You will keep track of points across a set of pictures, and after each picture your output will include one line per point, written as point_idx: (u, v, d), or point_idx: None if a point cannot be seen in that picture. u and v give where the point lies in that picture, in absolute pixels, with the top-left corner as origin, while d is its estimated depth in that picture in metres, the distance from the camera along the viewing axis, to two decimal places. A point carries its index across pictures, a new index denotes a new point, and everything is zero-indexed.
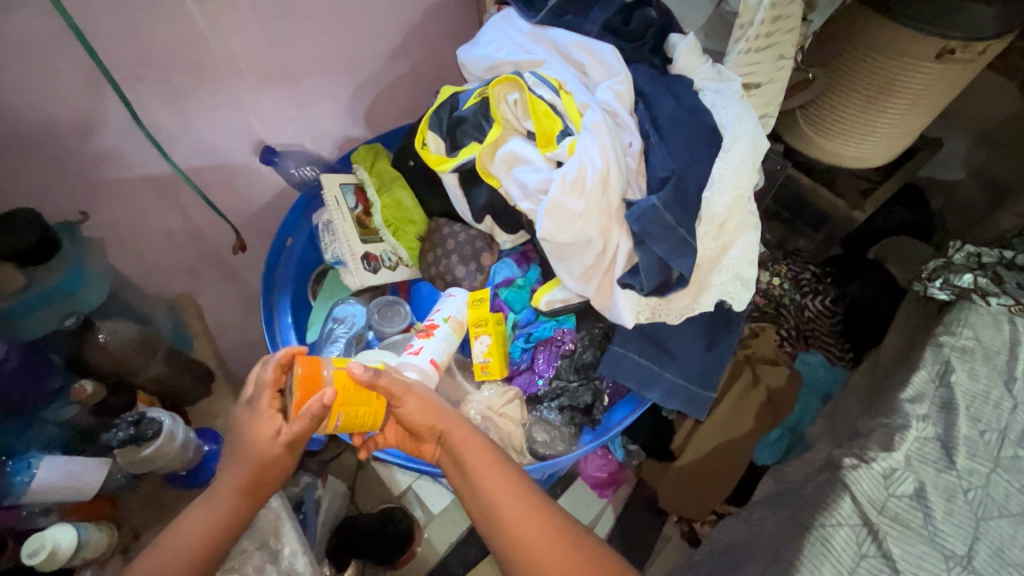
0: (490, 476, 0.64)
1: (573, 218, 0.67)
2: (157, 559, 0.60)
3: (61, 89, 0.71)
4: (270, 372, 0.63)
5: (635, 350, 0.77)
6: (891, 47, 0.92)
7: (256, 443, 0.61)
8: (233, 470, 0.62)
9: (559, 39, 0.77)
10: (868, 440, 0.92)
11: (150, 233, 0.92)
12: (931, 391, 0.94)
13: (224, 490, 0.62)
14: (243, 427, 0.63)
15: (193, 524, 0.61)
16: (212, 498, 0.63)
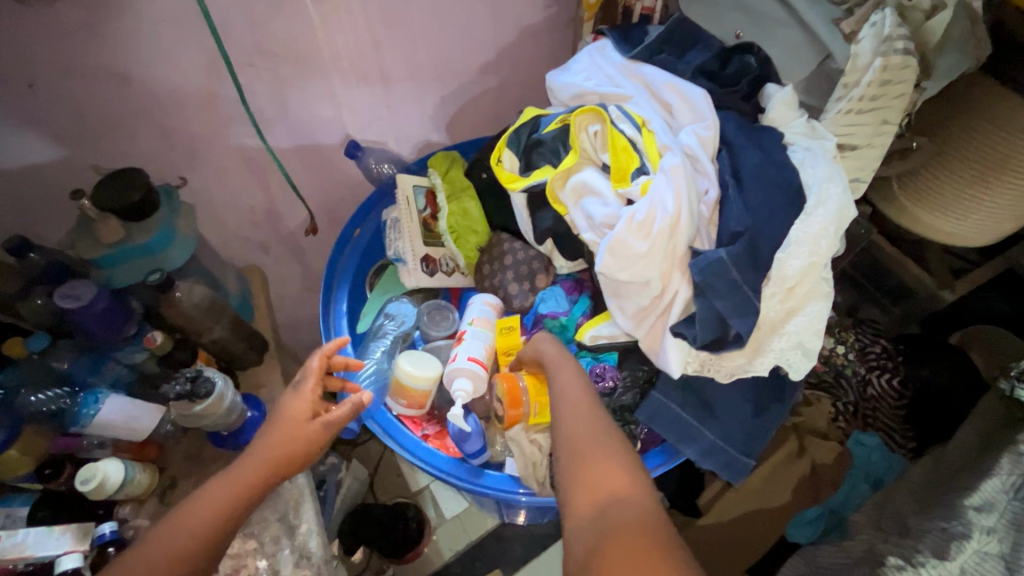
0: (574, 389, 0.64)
1: (635, 258, 0.66)
2: (186, 516, 0.62)
3: (185, 67, 0.78)
4: (318, 360, 0.75)
5: (676, 401, 0.74)
6: (1010, 123, 0.81)
7: (296, 419, 0.70)
8: (268, 443, 0.68)
9: (651, 76, 0.76)
10: (919, 541, 0.78)
11: (235, 205, 0.98)
12: (1004, 502, 0.77)
13: (253, 464, 0.67)
14: (285, 406, 0.72)
15: (217, 490, 0.64)
16: (237, 473, 0.66)
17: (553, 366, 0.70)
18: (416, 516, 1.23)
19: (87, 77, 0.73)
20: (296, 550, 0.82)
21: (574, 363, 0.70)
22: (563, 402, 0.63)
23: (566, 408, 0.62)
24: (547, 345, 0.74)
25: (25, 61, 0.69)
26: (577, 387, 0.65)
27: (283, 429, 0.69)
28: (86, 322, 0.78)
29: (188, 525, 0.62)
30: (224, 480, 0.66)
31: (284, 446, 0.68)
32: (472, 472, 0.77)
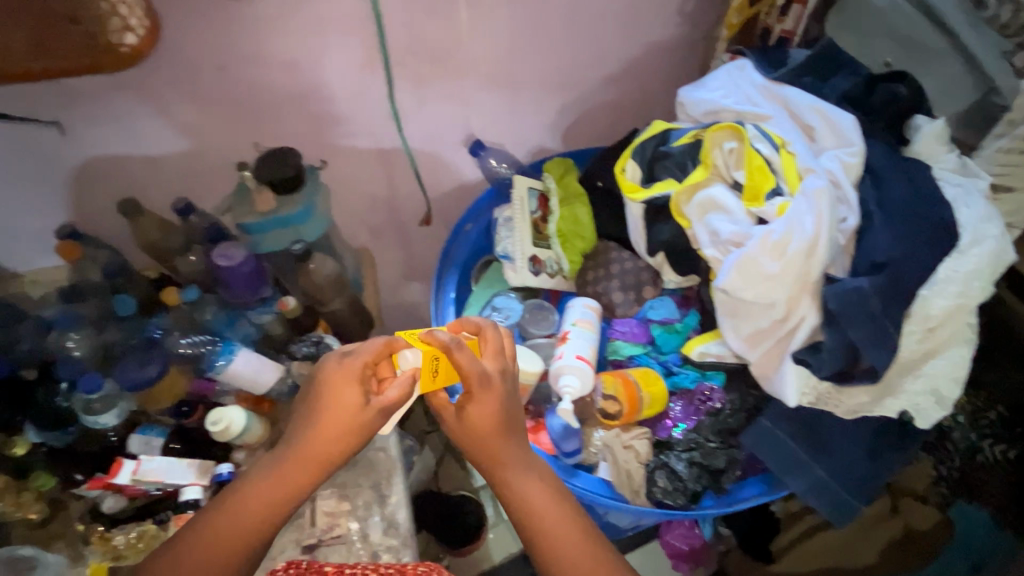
0: (539, 497, 0.64)
1: (763, 279, 0.66)
2: (228, 520, 0.62)
3: (345, 62, 0.86)
4: (380, 343, 0.65)
5: (786, 430, 0.71)
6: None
7: (347, 422, 0.64)
8: (315, 439, 0.63)
9: (794, 98, 0.75)
10: None
11: (361, 191, 1.06)
12: None
13: (296, 468, 0.64)
14: (329, 392, 0.64)
15: (259, 493, 0.63)
16: (282, 472, 0.64)
17: (496, 460, 0.65)
18: (477, 512, 1.25)
19: (264, 65, 0.83)
20: (385, 519, 0.86)
21: (508, 446, 0.65)
22: (533, 517, 0.63)
23: (549, 529, 0.62)
24: (489, 414, 0.63)
25: (219, 48, 0.79)
26: (541, 494, 0.64)
27: (335, 416, 0.63)
28: (233, 278, 0.88)
29: (237, 523, 0.62)
30: (269, 480, 0.64)
31: (327, 443, 0.63)
32: (564, 472, 0.74)
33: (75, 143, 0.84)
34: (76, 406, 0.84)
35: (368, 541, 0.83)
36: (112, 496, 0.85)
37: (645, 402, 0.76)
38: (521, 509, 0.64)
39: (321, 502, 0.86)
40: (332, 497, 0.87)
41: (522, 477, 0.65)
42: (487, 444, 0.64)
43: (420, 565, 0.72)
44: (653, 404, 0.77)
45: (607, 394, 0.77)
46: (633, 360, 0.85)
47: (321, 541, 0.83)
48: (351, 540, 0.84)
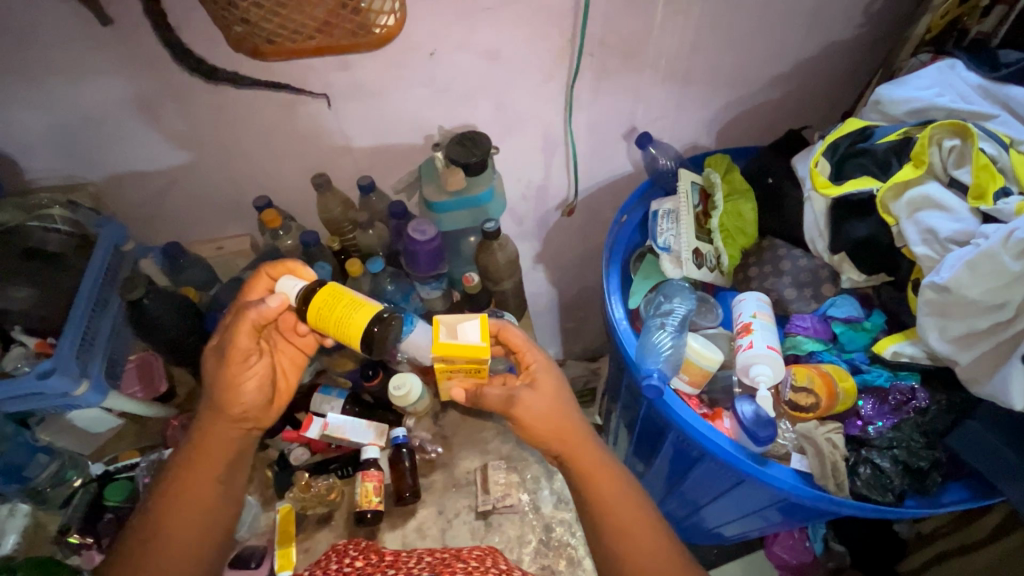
0: (615, 485, 0.71)
1: (996, 277, 0.65)
2: (183, 503, 0.70)
3: (541, 51, 0.90)
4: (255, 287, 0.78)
5: (1001, 435, 0.69)
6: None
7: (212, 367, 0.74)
8: (216, 405, 0.74)
9: (1022, 99, 0.74)
10: None
11: (521, 179, 1.10)
12: None
13: (223, 419, 0.74)
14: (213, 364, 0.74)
15: (202, 479, 0.71)
16: (205, 452, 0.73)
17: (572, 445, 0.73)
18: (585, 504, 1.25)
19: (470, 51, 0.88)
20: (554, 494, 0.88)
21: (594, 446, 0.73)
22: (611, 513, 0.69)
23: (623, 519, 0.69)
24: (535, 399, 0.72)
25: (437, 33, 0.84)
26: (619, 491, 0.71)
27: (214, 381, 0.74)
28: (417, 252, 0.93)
29: (192, 502, 0.70)
30: (198, 459, 0.72)
31: (226, 398, 0.73)
32: (755, 460, 0.75)
33: (290, 117, 0.91)
34: None
35: (540, 512, 0.86)
36: (298, 448, 0.92)
37: (843, 395, 0.77)
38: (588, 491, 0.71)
39: (494, 473, 0.89)
40: (502, 469, 0.90)
41: (597, 465, 0.72)
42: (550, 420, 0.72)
43: (475, 551, 0.70)
44: (850, 397, 0.77)
45: (801, 384, 0.79)
46: (814, 356, 0.85)
47: (494, 508, 0.87)
48: (523, 510, 0.87)
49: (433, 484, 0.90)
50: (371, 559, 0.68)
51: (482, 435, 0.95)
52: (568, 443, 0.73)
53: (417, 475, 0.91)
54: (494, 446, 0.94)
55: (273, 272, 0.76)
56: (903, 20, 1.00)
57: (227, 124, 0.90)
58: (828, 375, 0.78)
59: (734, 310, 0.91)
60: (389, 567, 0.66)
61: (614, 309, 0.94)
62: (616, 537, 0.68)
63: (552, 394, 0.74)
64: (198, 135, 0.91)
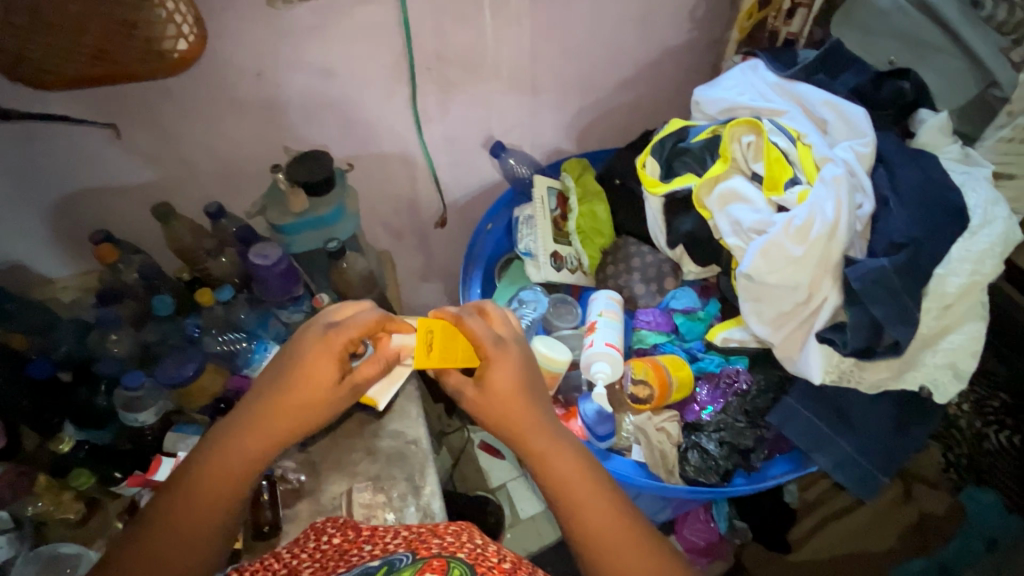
0: (569, 466, 0.60)
1: (787, 262, 0.70)
2: (188, 523, 0.60)
3: (374, 67, 0.89)
4: (375, 319, 0.68)
5: (811, 409, 0.75)
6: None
7: (325, 395, 0.64)
8: (278, 414, 0.63)
9: (807, 94, 0.79)
10: None
11: (384, 194, 1.08)
12: None
13: (269, 427, 0.63)
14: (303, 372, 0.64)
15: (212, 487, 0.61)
16: (222, 463, 0.62)
17: (520, 429, 0.61)
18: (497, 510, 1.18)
19: (302, 69, 0.86)
20: (421, 509, 0.87)
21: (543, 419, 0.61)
22: (565, 493, 0.59)
23: (577, 499, 0.58)
24: (502, 373, 0.62)
25: (259, 53, 0.83)
26: (569, 467, 0.60)
27: (302, 395, 0.63)
28: (266, 278, 0.92)
29: (198, 520, 0.60)
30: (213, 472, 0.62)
31: (292, 415, 0.64)
32: (599, 455, 0.78)
33: (117, 147, 0.86)
34: (118, 403, 0.85)
35: None
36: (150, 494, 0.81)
37: (676, 384, 0.80)
38: (552, 484, 0.59)
39: (357, 494, 0.88)
40: (368, 490, 0.89)
41: (551, 449, 0.60)
42: (511, 409, 0.61)
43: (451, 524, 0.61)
44: (681, 386, 0.80)
45: (640, 377, 0.80)
46: (658, 347, 0.89)
47: None
48: None
49: (298, 514, 0.87)
50: (347, 536, 0.62)
51: (351, 457, 0.93)
52: (518, 428, 0.61)
53: (280, 506, 0.88)
54: (363, 466, 0.92)
55: (388, 322, 0.70)
56: (728, 24, 1.06)
57: (44, 159, 0.84)
58: (663, 368, 0.81)
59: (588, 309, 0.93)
60: (365, 542, 0.61)
61: None
62: (586, 531, 0.57)
63: (525, 370, 0.63)
64: (13, 172, 0.84)
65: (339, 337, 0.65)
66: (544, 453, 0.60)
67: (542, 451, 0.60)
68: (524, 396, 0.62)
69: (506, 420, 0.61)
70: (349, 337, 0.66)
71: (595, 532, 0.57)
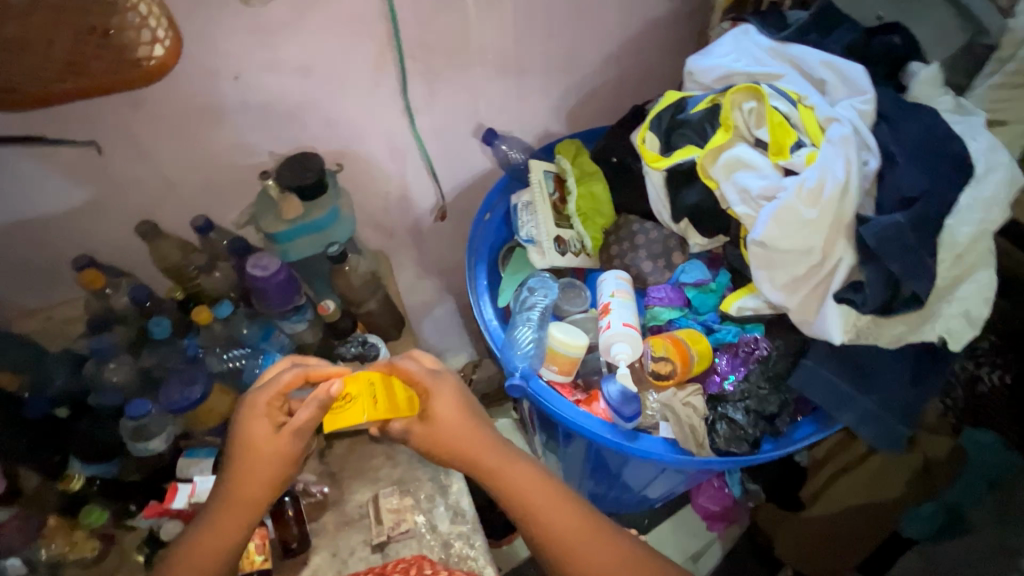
0: (524, 477, 0.68)
1: (802, 226, 0.69)
2: None
3: (359, 61, 0.86)
4: (291, 375, 0.68)
5: (833, 369, 0.76)
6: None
7: (285, 447, 0.65)
8: (243, 478, 0.64)
9: (803, 56, 0.79)
10: None
11: (376, 193, 1.05)
12: None
13: (245, 489, 0.64)
14: (248, 432, 0.65)
15: (203, 555, 0.62)
16: (216, 526, 0.64)
17: (471, 451, 0.69)
18: None
19: (280, 70, 0.83)
20: (450, 508, 0.86)
21: (488, 442, 0.70)
22: (529, 508, 0.66)
23: (536, 505, 0.66)
24: (443, 402, 0.70)
25: (234, 55, 0.78)
26: (531, 481, 0.68)
27: (252, 455, 0.64)
28: (266, 289, 0.88)
29: None
30: (206, 535, 0.63)
31: (253, 475, 0.64)
32: (628, 436, 0.77)
33: (91, 168, 0.81)
34: (125, 434, 0.82)
35: (437, 531, 0.84)
36: (171, 522, 0.79)
37: (696, 357, 0.81)
38: (514, 498, 0.67)
39: (384, 500, 0.86)
40: (394, 495, 0.87)
41: (504, 467, 0.68)
42: (456, 434, 0.69)
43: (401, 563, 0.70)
44: (701, 358, 0.81)
45: (660, 355, 0.81)
46: (673, 323, 0.89)
47: (390, 538, 0.83)
48: (420, 533, 0.84)
49: (324, 526, 0.86)
50: None
51: (371, 464, 0.91)
52: (466, 447, 0.69)
53: (305, 520, 0.86)
54: (385, 472, 0.90)
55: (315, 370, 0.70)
56: None
57: (13, 187, 0.79)
58: (681, 343, 0.81)
59: (597, 291, 0.92)
60: None
61: (484, 311, 0.94)
62: (557, 541, 0.64)
63: (465, 401, 0.73)
64: None
65: (273, 397, 0.67)
66: (504, 472, 0.68)
67: (495, 469, 0.68)
68: (467, 422, 0.70)
69: (451, 447, 0.69)
70: (276, 394, 0.67)
71: (562, 537, 0.65)
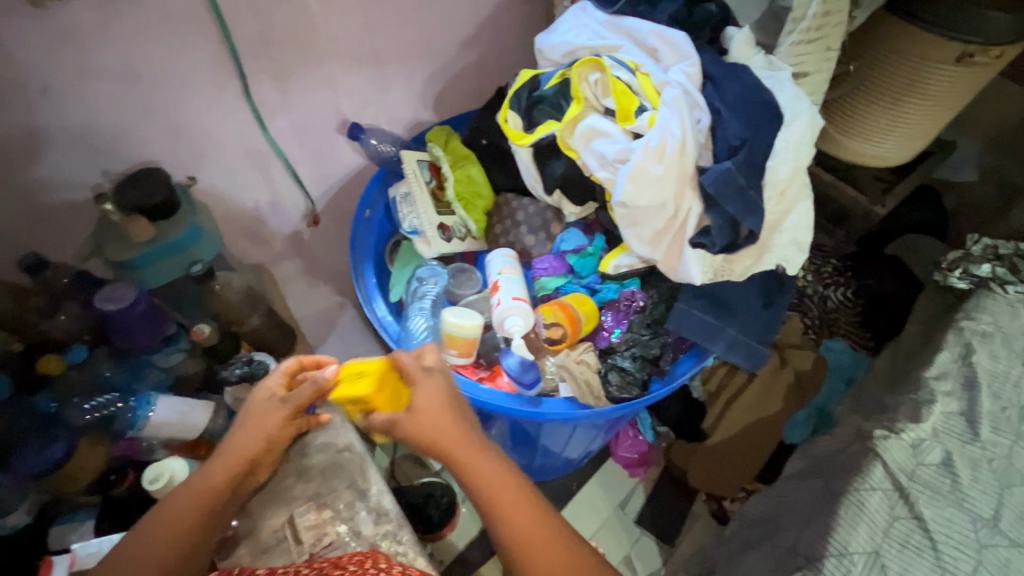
0: (497, 472, 0.63)
1: (653, 182, 0.76)
2: None
3: (192, 62, 0.79)
4: (295, 361, 0.73)
5: (698, 306, 0.85)
6: (902, 50, 0.96)
7: (268, 424, 0.67)
8: (218, 463, 0.63)
9: (635, 27, 0.86)
10: (895, 413, 0.92)
11: (242, 204, 0.98)
12: (954, 370, 0.94)
13: (214, 475, 0.63)
14: (250, 412, 0.68)
15: (151, 551, 0.58)
16: (172, 518, 0.60)
17: (445, 443, 0.65)
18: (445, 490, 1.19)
19: (99, 79, 0.74)
20: (372, 511, 0.85)
21: (464, 432, 0.66)
22: (491, 499, 0.62)
23: (501, 500, 0.61)
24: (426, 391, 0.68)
25: (35, 66, 0.69)
26: (499, 477, 0.63)
27: (244, 430, 0.66)
28: (125, 324, 0.80)
29: None
30: (156, 531, 0.59)
31: (235, 454, 0.65)
32: (532, 402, 0.82)
33: None
34: None
35: (361, 536, 0.83)
36: None
37: (583, 318, 0.86)
38: (479, 490, 0.62)
39: (301, 519, 0.83)
40: (310, 511, 0.84)
41: (477, 458, 0.64)
42: (437, 424, 0.65)
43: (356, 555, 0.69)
44: (588, 319, 0.87)
45: (552, 321, 0.85)
46: (560, 290, 0.94)
47: (313, 554, 0.80)
48: (344, 542, 0.82)
49: (239, 561, 0.81)
50: None
51: (282, 485, 0.86)
52: (443, 434, 0.65)
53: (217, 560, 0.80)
54: (299, 490, 0.86)
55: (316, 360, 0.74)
56: None
57: None
58: (569, 307, 0.86)
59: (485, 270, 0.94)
60: None
61: (376, 308, 0.93)
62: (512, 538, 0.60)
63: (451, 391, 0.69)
64: None
65: (271, 381, 0.70)
66: (472, 465, 0.63)
67: (466, 463, 0.63)
68: (447, 408, 0.67)
69: (424, 434, 0.66)
70: (278, 378, 0.71)
71: (521, 534, 0.60)
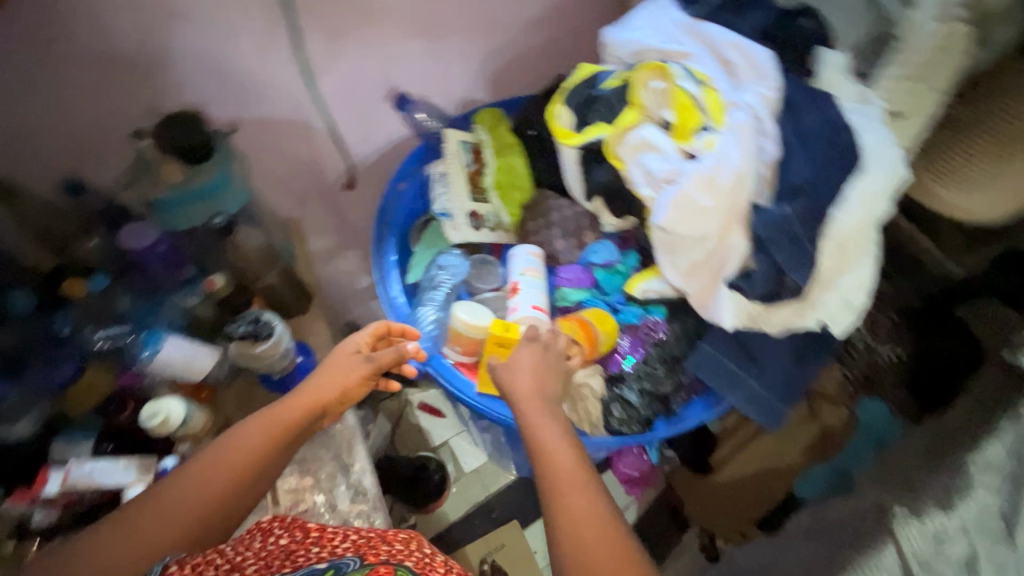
0: (568, 454, 0.58)
1: (698, 209, 0.70)
2: (183, 491, 0.59)
3: (244, 10, 0.77)
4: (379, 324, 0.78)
5: (723, 351, 0.79)
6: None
7: (342, 372, 0.72)
8: (294, 397, 0.68)
9: (713, 34, 0.77)
10: (924, 493, 0.77)
11: (280, 159, 0.97)
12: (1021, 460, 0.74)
13: (287, 406, 0.68)
14: (332, 362, 0.74)
15: (214, 462, 0.61)
16: (242, 433, 0.64)
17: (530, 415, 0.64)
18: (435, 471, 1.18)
19: (152, 16, 0.73)
20: (352, 487, 0.85)
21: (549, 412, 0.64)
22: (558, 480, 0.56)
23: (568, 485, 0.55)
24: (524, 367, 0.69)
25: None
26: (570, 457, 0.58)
27: (325, 373, 0.72)
28: (148, 262, 0.83)
29: (189, 491, 0.59)
30: (225, 444, 0.63)
31: (313, 391, 0.70)
32: None
33: None
34: None
35: (336, 510, 0.83)
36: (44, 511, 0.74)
37: (600, 338, 0.81)
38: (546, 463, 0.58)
39: (282, 481, 0.83)
40: (293, 474, 0.84)
41: (548, 429, 0.61)
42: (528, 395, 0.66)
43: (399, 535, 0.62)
44: (605, 340, 0.82)
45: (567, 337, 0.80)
46: (582, 304, 0.90)
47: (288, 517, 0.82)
48: (319, 512, 0.83)
49: None
50: (291, 539, 0.58)
51: None
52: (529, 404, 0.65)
53: None
54: None
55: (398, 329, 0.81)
56: None
57: None
58: (588, 325, 0.81)
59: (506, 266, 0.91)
60: (314, 543, 0.57)
61: (390, 288, 0.92)
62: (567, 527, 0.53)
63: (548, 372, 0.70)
64: None
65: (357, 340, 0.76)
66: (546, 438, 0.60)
67: (544, 440, 0.60)
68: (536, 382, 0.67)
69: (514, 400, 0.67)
70: (363, 338, 0.77)
71: (579, 523, 0.52)
